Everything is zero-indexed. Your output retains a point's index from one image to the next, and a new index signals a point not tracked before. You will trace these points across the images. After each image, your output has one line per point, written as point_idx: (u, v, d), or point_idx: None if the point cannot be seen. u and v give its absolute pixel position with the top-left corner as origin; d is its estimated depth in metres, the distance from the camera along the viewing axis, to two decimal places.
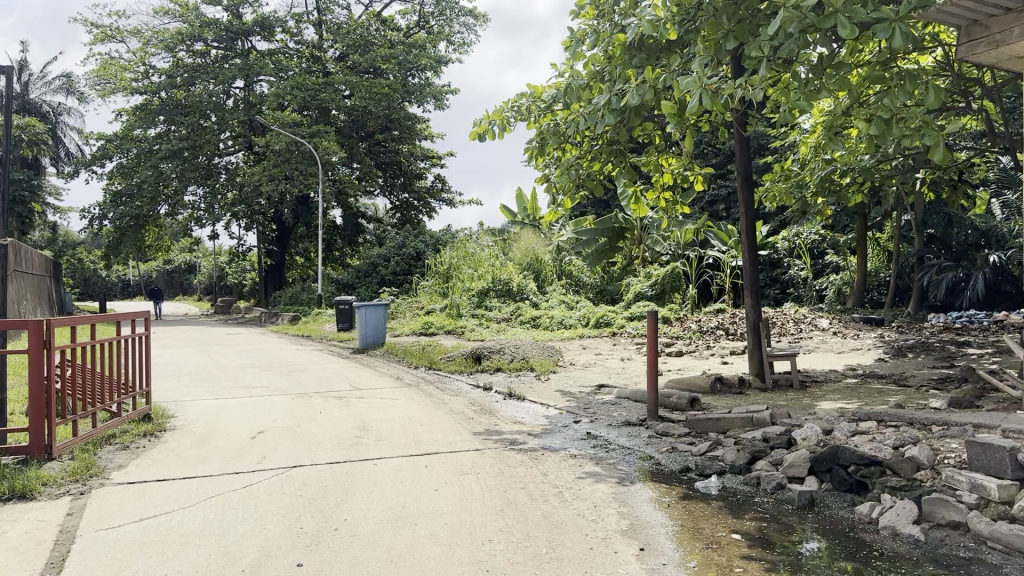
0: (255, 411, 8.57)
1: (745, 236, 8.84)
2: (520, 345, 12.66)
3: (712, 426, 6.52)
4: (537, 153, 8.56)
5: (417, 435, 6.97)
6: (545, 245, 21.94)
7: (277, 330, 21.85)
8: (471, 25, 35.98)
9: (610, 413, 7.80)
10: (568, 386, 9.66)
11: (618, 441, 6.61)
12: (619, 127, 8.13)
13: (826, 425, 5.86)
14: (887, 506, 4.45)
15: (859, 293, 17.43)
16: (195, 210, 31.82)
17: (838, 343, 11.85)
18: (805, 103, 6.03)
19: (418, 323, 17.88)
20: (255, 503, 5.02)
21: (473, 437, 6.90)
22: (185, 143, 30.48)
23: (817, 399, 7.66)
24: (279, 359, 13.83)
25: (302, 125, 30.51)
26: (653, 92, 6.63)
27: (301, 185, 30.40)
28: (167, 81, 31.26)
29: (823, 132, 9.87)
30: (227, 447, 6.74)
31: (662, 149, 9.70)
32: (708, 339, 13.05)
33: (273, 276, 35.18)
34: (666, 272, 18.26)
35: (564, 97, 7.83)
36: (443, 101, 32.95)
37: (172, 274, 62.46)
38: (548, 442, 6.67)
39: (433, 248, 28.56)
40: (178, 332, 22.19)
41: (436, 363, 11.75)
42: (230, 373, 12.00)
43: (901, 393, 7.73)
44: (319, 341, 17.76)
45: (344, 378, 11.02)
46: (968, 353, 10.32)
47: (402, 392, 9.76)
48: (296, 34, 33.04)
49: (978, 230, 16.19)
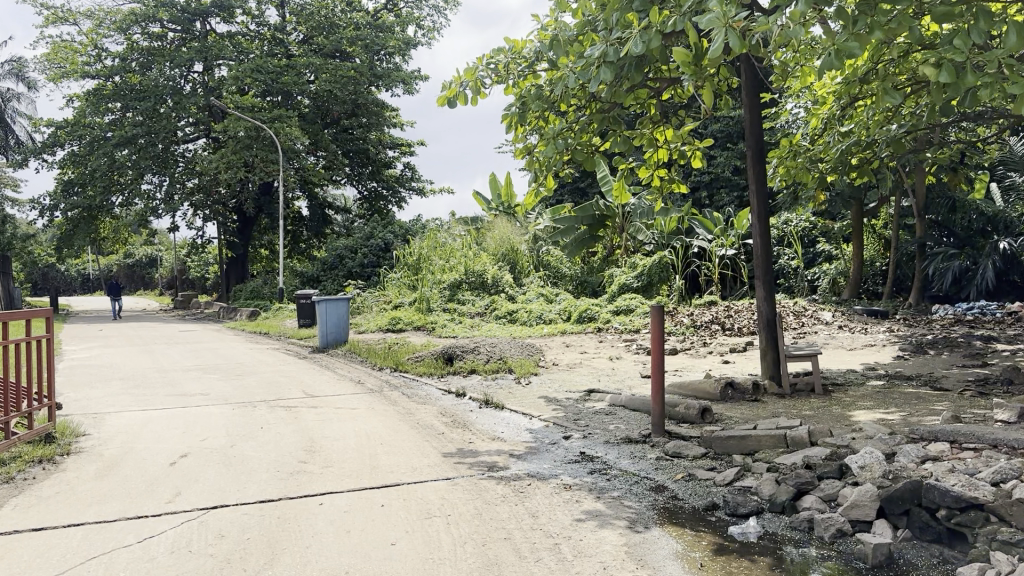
0: (186, 426, 7.25)
1: (757, 220, 7.67)
2: (496, 343, 11.39)
3: (734, 446, 5.33)
4: (516, 120, 7.34)
5: (375, 459, 5.70)
6: (522, 234, 20.68)
7: (233, 326, 20.42)
8: (441, 8, 34.55)
9: (606, 426, 6.58)
10: (553, 391, 8.41)
11: (620, 465, 5.39)
12: (613, 88, 6.89)
13: (885, 447, 4.68)
14: (1005, 572, 3.28)
15: (855, 284, 16.47)
16: (150, 200, 30.10)
17: (847, 339, 10.77)
18: (856, 47, 4.80)
19: (385, 318, 16.61)
20: (148, 569, 3.72)
21: (442, 461, 5.64)
22: (139, 129, 28.67)
23: (848, 408, 6.51)
24: (228, 359, 12.47)
25: (263, 110, 28.82)
26: (660, 41, 5.43)
27: (263, 175, 28.95)
28: (120, 65, 29.47)
29: (842, 98, 8.76)
30: (136, 480, 5.44)
31: (659, 120, 8.49)
32: (703, 334, 11.93)
33: (234, 269, 33.61)
34: (653, 262, 17.13)
35: (550, 52, 6.56)
36: (413, 86, 31.46)
37: (133, 268, 60.36)
38: (535, 467, 5.43)
39: (402, 238, 27.07)
40: (125, 329, 20.54)
41: (403, 365, 10.48)
42: (169, 377, 10.63)
43: (943, 400, 6.60)
44: (277, 338, 16.36)
45: (297, 383, 9.69)
46: (997, 349, 9.25)
47: (362, 399, 8.49)
48: (258, 15, 31.28)
49: (984, 216, 15.16)
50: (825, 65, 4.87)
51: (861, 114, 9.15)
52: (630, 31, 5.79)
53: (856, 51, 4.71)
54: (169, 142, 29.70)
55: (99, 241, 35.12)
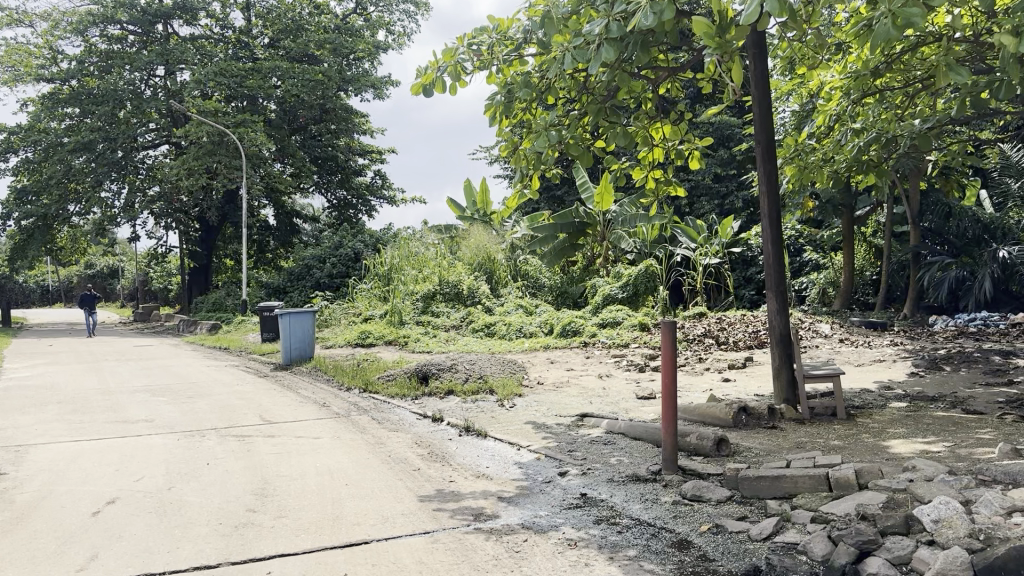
0: (120, 462, 6.25)
1: (768, 228, 6.86)
2: (476, 360, 10.47)
3: (766, 488, 4.51)
4: (502, 110, 6.48)
5: (338, 507, 4.79)
6: (497, 243, 19.78)
7: (192, 340, 19.26)
8: (412, 13, 33.65)
9: (607, 459, 5.75)
10: (541, 416, 7.53)
11: (630, 512, 4.55)
12: (611, 73, 6.07)
13: (957, 492, 3.89)
14: None
15: (847, 294, 15.95)
16: (108, 208, 28.75)
17: (853, 353, 10.05)
18: (918, 12, 4.30)
19: (354, 332, 15.63)
20: None
21: (418, 508, 4.73)
22: (97, 134, 27.33)
23: (881, 437, 5.71)
24: (181, 379, 11.43)
25: (227, 115, 27.65)
26: (673, 12, 4.65)
27: (226, 181, 27.73)
28: (77, 68, 28.10)
29: (854, 93, 8.12)
30: (46, 536, 4.47)
31: (656, 114, 7.71)
32: (697, 348, 11.19)
33: (197, 280, 32.34)
34: (639, 272, 16.26)
35: (543, 30, 5.73)
36: (383, 91, 30.53)
37: (93, 279, 58.17)
38: (530, 517, 4.55)
39: (373, 247, 26.05)
40: (77, 343, 19.24)
41: (372, 385, 9.56)
42: (114, 400, 9.58)
43: (985, 426, 5.83)
44: (237, 354, 15.27)
45: (253, 407, 8.72)
46: (1019, 365, 8.55)
47: (328, 425, 7.58)
48: (222, 18, 30.15)
49: (981, 224, 14.54)
50: (879, 31, 4.42)
51: (867, 111, 8.53)
52: (636, 3, 4.97)
53: (918, 18, 4.23)
54: (129, 148, 28.40)
55: (57, 252, 33.62)
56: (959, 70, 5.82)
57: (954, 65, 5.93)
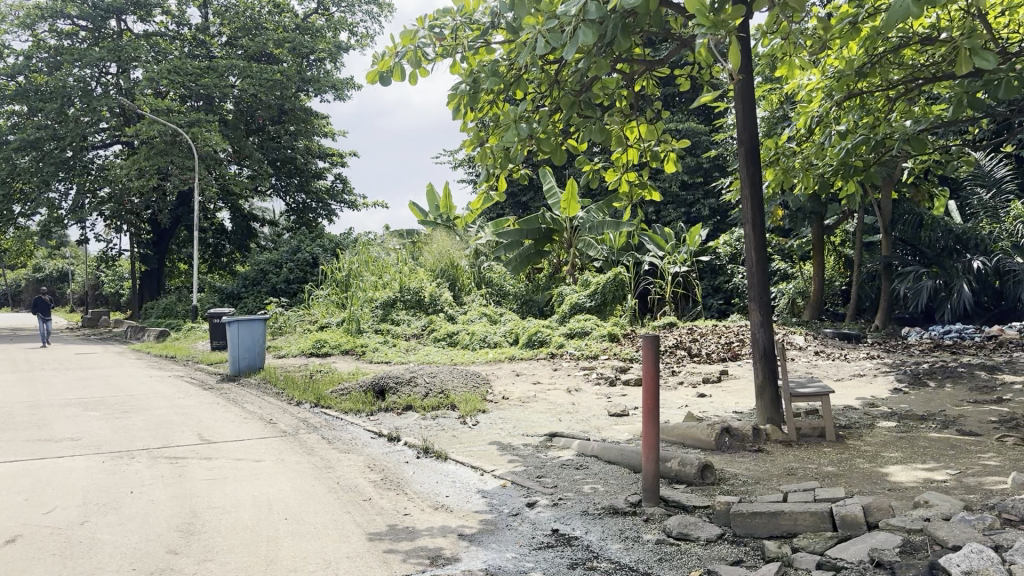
0: (32, 491, 5.52)
1: (752, 238, 6.37)
2: (436, 372, 9.87)
3: (762, 525, 3.98)
4: (467, 99, 5.90)
5: (273, 550, 4.14)
6: (461, 248, 19.17)
7: (138, 348, 18.28)
8: (375, 14, 32.85)
9: (580, 487, 5.19)
10: (506, 435, 6.96)
11: (608, 553, 4.00)
12: (588, 60, 5.52)
13: (987, 537, 3.38)
14: None
15: (816, 304, 15.59)
16: (55, 208, 27.54)
17: (832, 367, 9.66)
18: None
19: (308, 341, 14.89)
20: None
21: (366, 549, 4.13)
22: (43, 132, 26.12)
23: (877, 463, 5.25)
24: (118, 391, 10.62)
25: (180, 113, 26.61)
26: None
27: (179, 182, 26.71)
28: (24, 63, 26.88)
29: (836, 94, 7.73)
30: None
31: (633, 111, 7.22)
32: (669, 360, 10.69)
33: (148, 284, 31.22)
34: (607, 279, 15.78)
35: (513, 9, 5.16)
36: (344, 93, 29.77)
37: (41, 282, 56.17)
38: (496, 560, 3.96)
39: (331, 253, 25.29)
40: (13, 351, 18.15)
41: (325, 400, 8.90)
42: (40, 415, 8.79)
43: (986, 451, 5.41)
44: (184, 364, 14.44)
45: (192, 424, 7.99)
46: (1005, 381, 8.20)
47: (273, 444, 6.93)
48: (178, 16, 29.14)
49: (954, 235, 14.24)
50: (896, 7, 3.91)
51: (848, 115, 8.16)
52: None
53: None
54: (78, 147, 27.25)
55: None
56: (986, 54, 5.07)
57: (979, 49, 5.19)
